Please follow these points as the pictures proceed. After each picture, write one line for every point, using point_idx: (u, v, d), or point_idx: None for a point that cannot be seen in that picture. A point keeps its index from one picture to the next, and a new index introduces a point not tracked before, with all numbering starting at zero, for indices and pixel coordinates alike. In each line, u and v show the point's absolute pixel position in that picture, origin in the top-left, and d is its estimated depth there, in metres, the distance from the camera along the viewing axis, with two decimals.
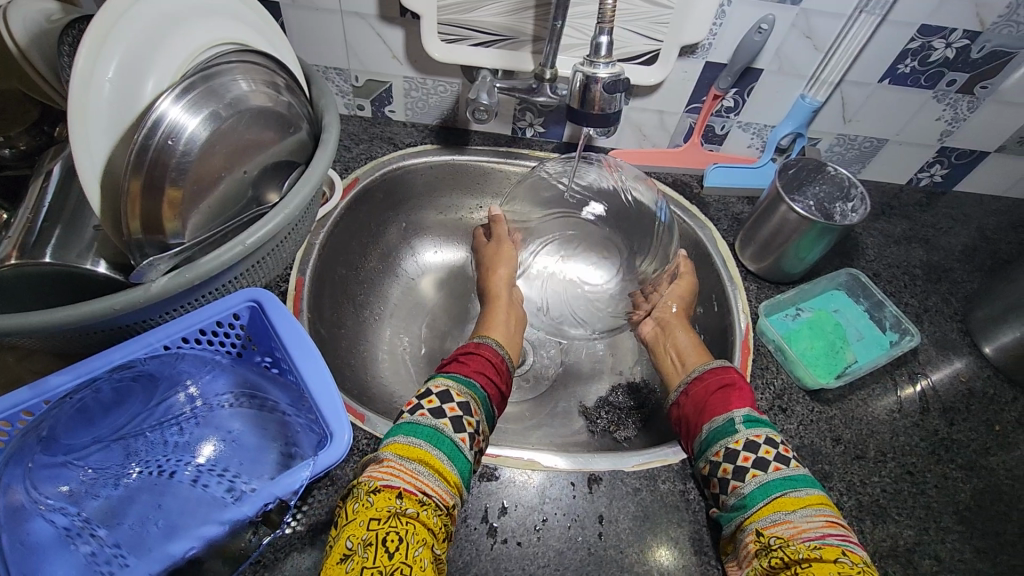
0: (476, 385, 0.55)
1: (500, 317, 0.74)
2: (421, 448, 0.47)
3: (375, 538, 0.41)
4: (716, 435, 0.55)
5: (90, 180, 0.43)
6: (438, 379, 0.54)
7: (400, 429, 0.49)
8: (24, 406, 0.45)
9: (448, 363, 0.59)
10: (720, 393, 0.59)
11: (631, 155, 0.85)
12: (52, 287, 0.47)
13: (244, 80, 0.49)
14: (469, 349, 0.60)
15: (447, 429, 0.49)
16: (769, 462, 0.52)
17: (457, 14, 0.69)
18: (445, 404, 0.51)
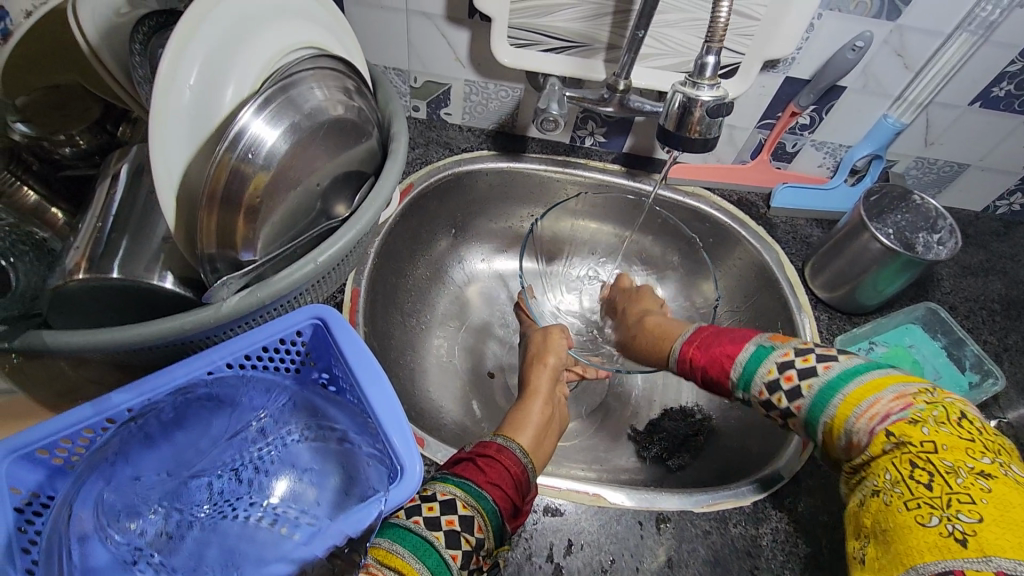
0: (486, 499, 0.46)
1: (537, 415, 0.60)
2: (402, 560, 0.40)
3: None
4: (746, 382, 0.50)
5: (168, 194, 0.41)
6: (445, 484, 0.46)
7: (388, 533, 0.42)
8: (87, 423, 0.44)
9: (462, 462, 0.50)
10: (708, 356, 0.53)
11: (695, 170, 0.81)
12: (116, 299, 0.45)
13: (319, 88, 0.47)
14: (492, 450, 0.51)
15: (439, 542, 0.42)
16: (814, 366, 0.47)
17: (529, 18, 0.66)
18: (443, 516, 0.43)
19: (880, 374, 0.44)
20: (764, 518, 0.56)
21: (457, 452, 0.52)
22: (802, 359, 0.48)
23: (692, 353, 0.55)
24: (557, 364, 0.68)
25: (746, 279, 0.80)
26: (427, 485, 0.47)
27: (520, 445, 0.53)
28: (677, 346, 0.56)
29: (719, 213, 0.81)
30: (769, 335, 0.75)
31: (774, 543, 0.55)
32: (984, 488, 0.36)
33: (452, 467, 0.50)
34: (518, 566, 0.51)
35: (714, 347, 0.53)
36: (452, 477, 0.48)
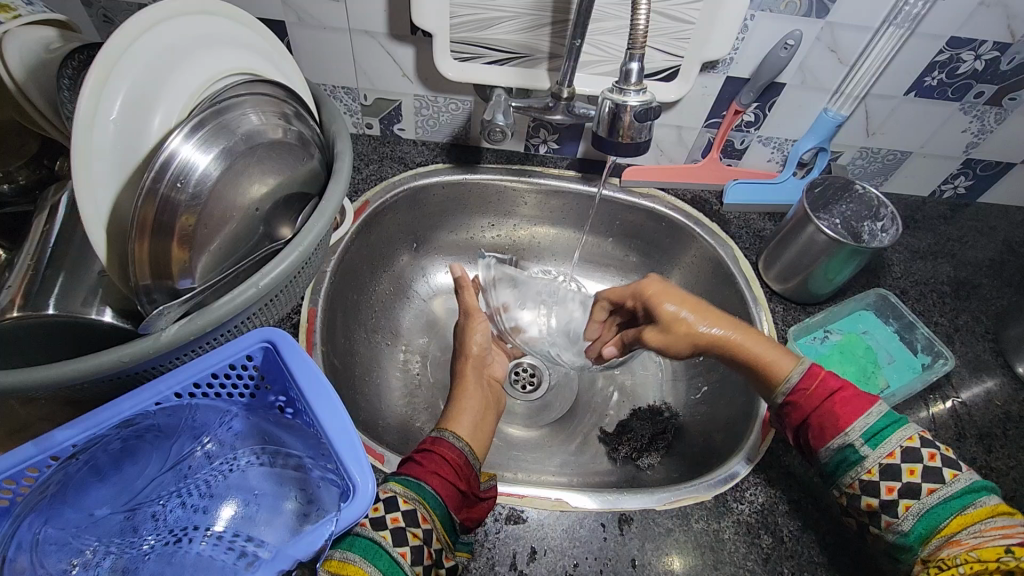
0: (425, 489, 0.48)
1: (470, 402, 0.62)
2: (352, 565, 0.42)
3: None
4: (859, 449, 0.50)
5: (96, 227, 0.41)
6: (388, 484, 0.49)
7: (337, 542, 0.45)
8: (30, 462, 0.43)
9: (403, 462, 0.53)
10: (834, 403, 0.52)
11: (649, 171, 0.82)
12: (56, 335, 0.45)
13: (252, 114, 0.47)
14: (429, 445, 0.54)
15: (386, 541, 0.44)
16: (943, 471, 0.48)
17: (470, 32, 0.67)
18: (388, 514, 0.46)
19: (1000, 505, 0.46)
20: (726, 511, 0.57)
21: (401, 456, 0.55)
22: (929, 457, 0.48)
23: (823, 372, 0.54)
24: (484, 354, 0.69)
25: (703, 276, 0.81)
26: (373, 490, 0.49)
27: (455, 435, 0.55)
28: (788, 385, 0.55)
29: (674, 212, 0.81)
30: None
31: (736, 535, 0.56)
32: None
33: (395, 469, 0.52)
34: None
35: (839, 387, 0.53)
36: (395, 477, 0.50)
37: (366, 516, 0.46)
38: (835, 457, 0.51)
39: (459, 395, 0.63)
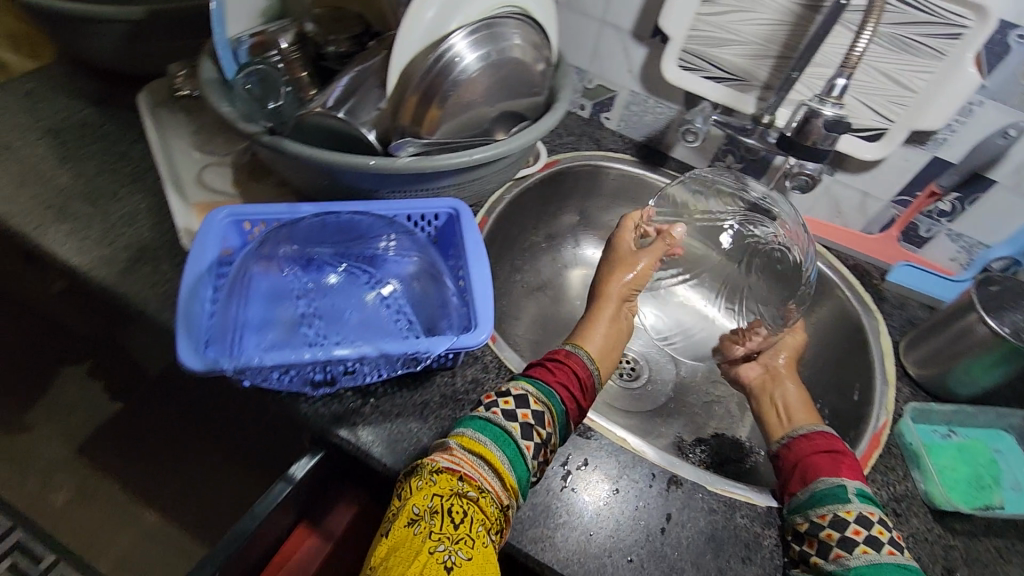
0: (555, 398, 0.55)
1: (597, 321, 0.68)
2: (484, 445, 0.49)
3: (442, 509, 0.45)
4: (827, 497, 0.53)
5: (395, 69, 0.57)
6: (520, 383, 0.56)
7: (471, 424, 0.51)
8: (279, 215, 0.61)
9: (534, 365, 0.60)
10: (830, 457, 0.57)
11: (818, 224, 0.86)
12: (332, 138, 0.62)
13: (518, 40, 0.62)
14: (560, 357, 0.61)
15: (515, 433, 0.51)
16: (883, 544, 0.50)
17: (703, 46, 0.76)
18: (518, 409, 0.53)
19: None
20: (774, 523, 0.58)
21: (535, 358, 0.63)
22: (878, 529, 0.51)
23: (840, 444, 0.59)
24: (630, 284, 0.73)
25: (836, 338, 0.80)
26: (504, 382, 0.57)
27: (586, 352, 0.63)
28: (798, 431, 0.61)
29: (830, 270, 0.82)
30: (844, 392, 0.75)
31: (776, 546, 0.56)
32: None
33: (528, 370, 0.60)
34: None
35: (837, 451, 0.58)
36: (525, 377, 0.58)
37: (498, 404, 0.53)
38: (823, 491, 0.54)
39: (597, 312, 0.69)
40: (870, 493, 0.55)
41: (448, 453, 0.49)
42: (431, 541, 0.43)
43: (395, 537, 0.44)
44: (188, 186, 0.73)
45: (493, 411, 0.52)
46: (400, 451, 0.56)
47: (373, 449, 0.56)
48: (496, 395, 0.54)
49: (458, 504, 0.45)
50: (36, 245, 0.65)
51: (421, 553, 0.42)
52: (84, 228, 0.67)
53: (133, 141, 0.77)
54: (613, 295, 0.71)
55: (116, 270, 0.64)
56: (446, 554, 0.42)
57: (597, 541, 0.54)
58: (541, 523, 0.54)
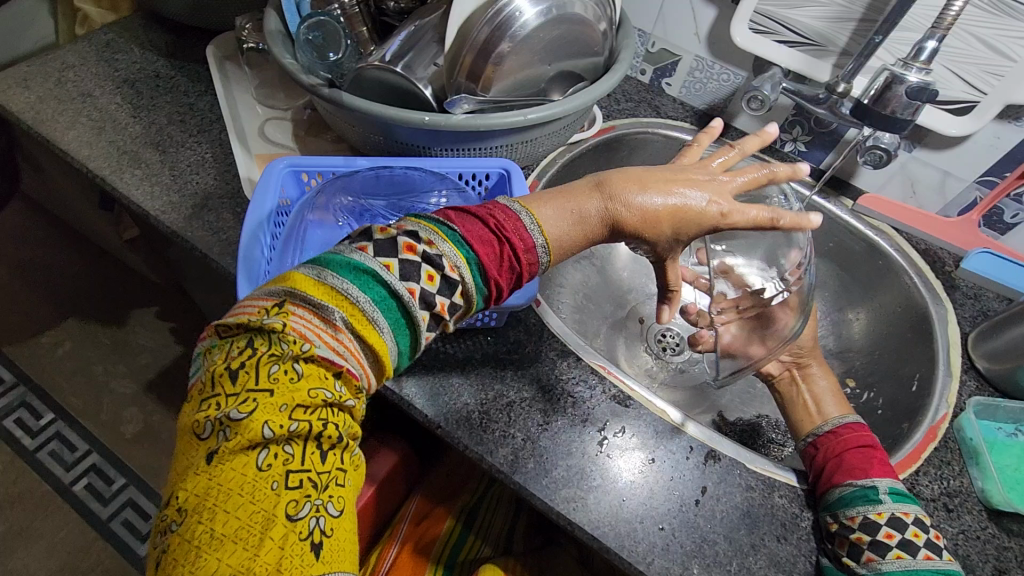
0: (484, 297, 0.44)
1: (593, 205, 0.48)
2: (376, 331, 0.40)
3: (309, 429, 0.37)
4: (857, 497, 0.52)
5: (454, 25, 0.58)
6: (459, 261, 0.42)
7: (372, 293, 0.40)
8: (335, 168, 0.63)
9: (487, 233, 0.44)
10: (862, 453, 0.55)
11: (888, 204, 0.79)
12: (389, 92, 0.62)
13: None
14: (523, 248, 0.45)
15: (422, 324, 0.42)
16: (918, 549, 0.49)
17: (777, 8, 0.72)
18: (439, 298, 0.42)
19: None
20: (813, 506, 0.57)
21: (492, 212, 0.45)
22: (913, 534, 0.49)
23: (870, 436, 0.58)
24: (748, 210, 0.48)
25: (898, 325, 0.76)
26: (439, 241, 0.42)
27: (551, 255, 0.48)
28: (825, 427, 0.59)
29: (898, 253, 0.77)
30: (901, 383, 0.71)
31: (813, 530, 0.55)
32: None
33: (472, 232, 0.43)
34: (572, 421, 0.59)
35: (870, 452, 0.56)
36: (467, 251, 0.43)
37: (417, 280, 0.41)
38: (851, 492, 0.52)
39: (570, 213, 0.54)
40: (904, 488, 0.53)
41: (322, 321, 0.39)
42: (287, 477, 0.36)
43: (229, 471, 0.35)
44: (252, 139, 0.75)
45: (411, 292, 0.40)
46: (442, 404, 0.58)
47: (415, 401, 0.58)
48: (420, 263, 0.41)
49: (330, 430, 0.38)
50: (113, 189, 0.69)
51: (272, 514, 0.35)
52: (156, 175, 0.71)
53: (201, 93, 0.80)
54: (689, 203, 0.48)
55: (185, 216, 0.68)
56: (307, 512, 0.36)
57: (630, 506, 0.55)
58: (575, 484, 0.55)
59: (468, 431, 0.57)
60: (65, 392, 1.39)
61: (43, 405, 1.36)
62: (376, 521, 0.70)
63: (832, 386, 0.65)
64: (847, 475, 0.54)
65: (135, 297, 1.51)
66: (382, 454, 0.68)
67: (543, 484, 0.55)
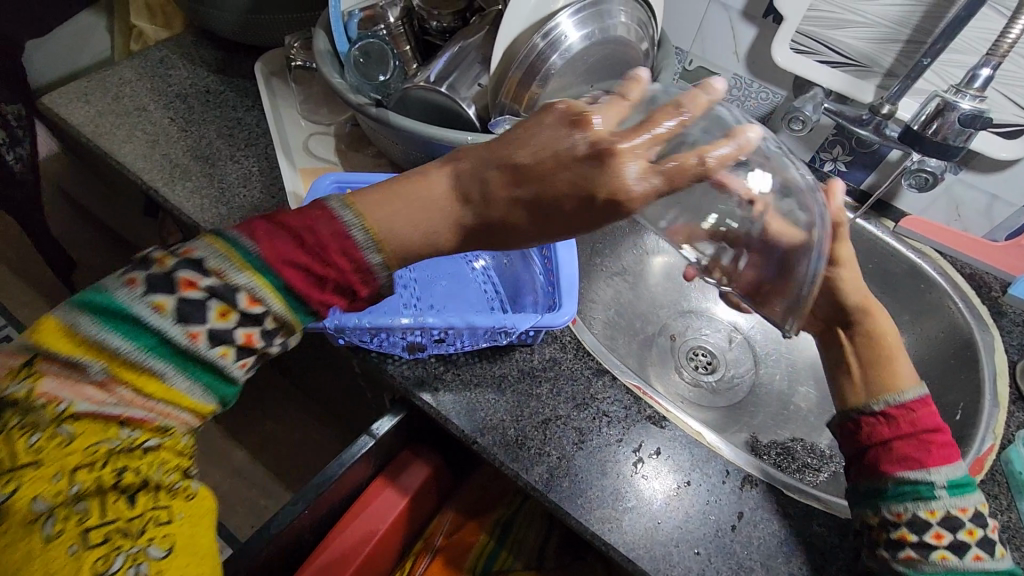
0: (306, 313, 0.39)
1: (447, 201, 0.41)
2: (161, 377, 0.36)
3: (93, 484, 0.34)
4: (909, 493, 0.49)
5: (500, 48, 0.58)
6: (256, 289, 0.37)
7: (134, 339, 0.35)
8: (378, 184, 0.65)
9: (296, 251, 0.38)
10: (920, 440, 0.51)
11: (929, 226, 0.78)
12: (432, 112, 0.64)
13: (622, 17, 0.61)
14: (353, 266, 0.39)
15: (223, 357, 0.37)
16: (970, 548, 0.47)
17: (821, 29, 0.71)
18: (242, 329, 0.37)
19: None
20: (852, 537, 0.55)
21: (313, 229, 0.38)
22: (967, 531, 0.48)
23: (934, 411, 0.53)
24: (646, 178, 0.36)
25: (942, 351, 0.74)
26: (230, 271, 0.37)
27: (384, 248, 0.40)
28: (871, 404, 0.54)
29: (944, 278, 0.75)
30: (944, 411, 0.70)
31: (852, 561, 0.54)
32: None
33: (277, 249, 0.38)
34: (607, 441, 0.59)
35: (932, 432, 0.51)
36: (268, 274, 0.37)
37: (206, 320, 0.36)
38: (901, 486, 0.49)
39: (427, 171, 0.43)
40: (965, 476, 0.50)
41: (83, 381, 0.35)
42: (74, 536, 0.33)
43: (14, 534, 0.32)
44: (296, 153, 0.78)
45: (196, 335, 0.36)
46: (477, 420, 0.59)
47: (451, 416, 0.59)
48: (209, 300, 0.36)
49: (133, 474, 0.35)
50: (165, 200, 0.72)
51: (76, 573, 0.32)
52: (206, 187, 0.74)
53: (248, 108, 0.83)
54: (554, 168, 0.37)
55: (232, 228, 0.70)
56: (122, 563, 0.34)
57: (666, 529, 0.54)
58: (609, 504, 0.55)
59: (504, 448, 0.57)
60: None
61: None
62: (410, 530, 0.72)
63: (875, 341, 0.56)
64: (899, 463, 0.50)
65: None
66: (415, 465, 0.69)
67: (578, 504, 0.55)
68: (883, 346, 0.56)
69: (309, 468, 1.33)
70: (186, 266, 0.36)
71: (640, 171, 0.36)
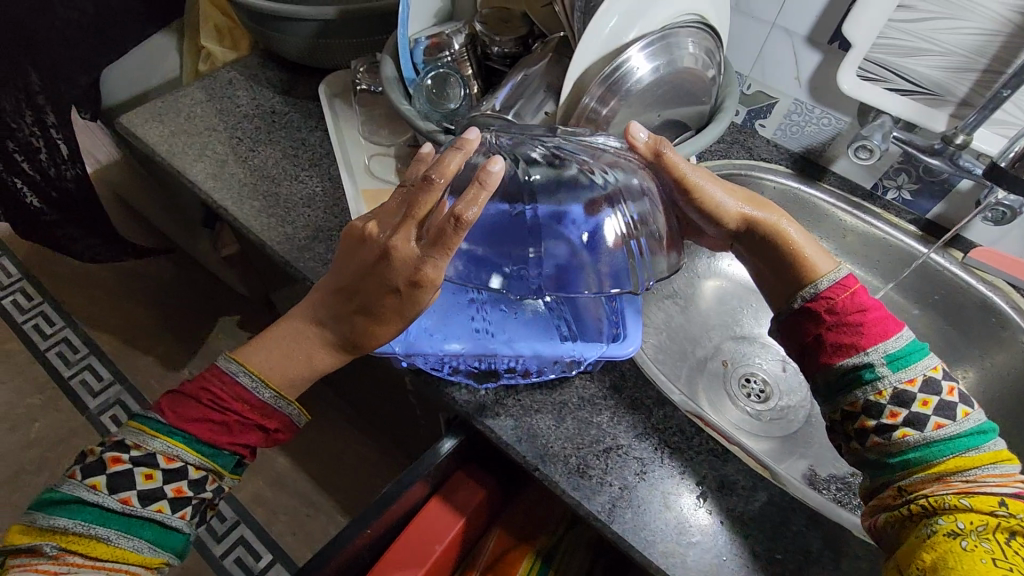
0: (222, 457, 0.51)
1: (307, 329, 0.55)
2: (103, 543, 0.47)
3: None
4: (855, 382, 0.52)
5: (571, 79, 0.59)
6: (173, 450, 0.49)
7: (78, 513, 0.46)
8: None
9: (201, 411, 0.51)
10: (848, 325, 0.53)
11: (1002, 259, 0.72)
12: None
13: (692, 45, 0.61)
14: (248, 407, 0.52)
15: (159, 515, 0.48)
16: (930, 418, 0.50)
17: (891, 56, 0.70)
18: (168, 484, 0.49)
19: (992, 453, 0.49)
20: None
21: (207, 388, 0.52)
22: (923, 403, 0.50)
23: (856, 287, 0.54)
24: (421, 267, 0.47)
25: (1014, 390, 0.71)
26: (148, 443, 0.49)
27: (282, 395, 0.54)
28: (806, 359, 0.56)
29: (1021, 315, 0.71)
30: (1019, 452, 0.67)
31: None
32: (986, 549, 0.43)
33: (182, 415, 0.50)
34: (670, 472, 0.58)
35: (859, 313, 0.53)
36: (182, 436, 0.50)
37: (134, 482, 0.48)
38: (844, 376, 0.53)
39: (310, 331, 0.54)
40: (908, 342, 0.52)
41: (42, 558, 0.46)
42: None
43: None
44: (359, 174, 0.80)
45: (127, 500, 0.47)
46: (539, 446, 0.59)
47: (512, 443, 0.59)
48: (133, 468, 0.48)
49: None
50: (235, 219, 0.75)
51: None
52: (273, 206, 0.76)
53: (312, 128, 0.85)
54: (372, 293, 0.50)
55: (298, 246, 0.72)
56: None
57: (731, 566, 0.54)
58: (672, 538, 0.55)
59: (567, 476, 0.57)
60: (155, 393, 1.47)
61: (135, 405, 1.45)
62: (465, 550, 0.72)
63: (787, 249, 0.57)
64: (844, 354, 0.53)
65: (222, 306, 1.61)
66: (468, 486, 0.70)
67: (642, 537, 0.55)
68: (796, 252, 0.57)
69: (349, 478, 1.34)
70: (112, 448, 0.49)
71: (415, 254, 0.47)
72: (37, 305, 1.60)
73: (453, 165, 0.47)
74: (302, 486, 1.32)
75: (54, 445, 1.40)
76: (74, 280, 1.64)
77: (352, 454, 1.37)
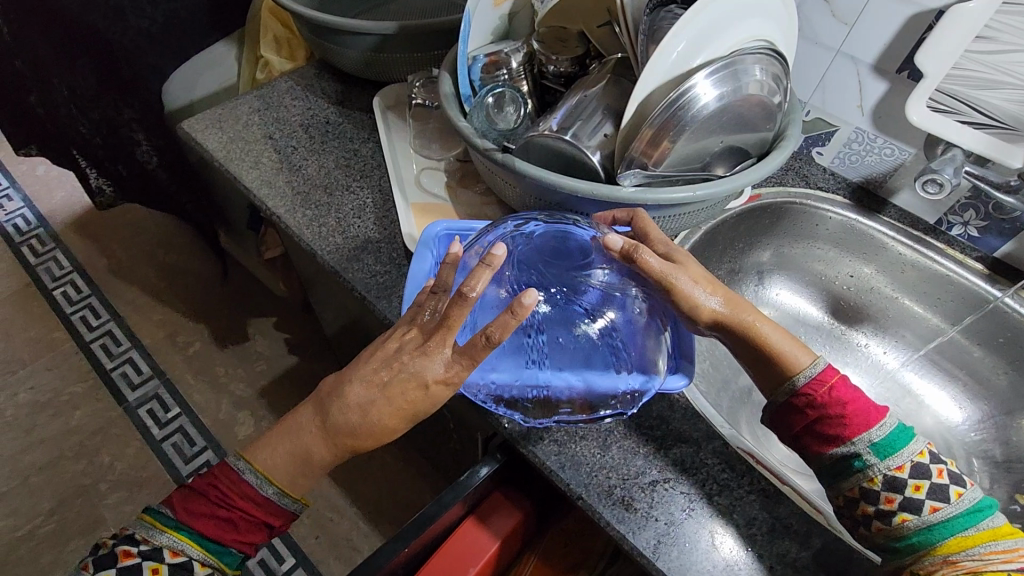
0: (227, 553, 0.54)
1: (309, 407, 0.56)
2: None
3: None
4: (843, 471, 0.50)
5: (634, 104, 0.59)
6: (181, 544, 0.51)
7: None
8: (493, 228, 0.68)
9: (209, 506, 0.54)
10: (833, 415, 0.51)
11: None
12: (555, 159, 0.65)
13: (758, 70, 0.59)
14: (250, 502, 0.55)
15: None
16: (925, 502, 0.48)
17: (965, 88, 0.67)
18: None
19: (996, 527, 0.47)
20: None
21: (213, 484, 0.55)
22: (914, 487, 0.48)
23: (834, 380, 0.52)
24: (453, 368, 0.50)
25: None
26: (156, 538, 0.51)
27: (278, 488, 0.55)
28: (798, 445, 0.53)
29: None
30: None
31: None
32: None
33: (189, 511, 0.53)
34: (721, 508, 0.56)
35: (844, 399, 0.51)
36: (189, 531, 0.52)
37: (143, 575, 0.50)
38: (836, 465, 0.51)
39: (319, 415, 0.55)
40: (893, 426, 0.50)
41: None
42: None
43: None
44: (409, 187, 0.80)
45: None
46: (583, 474, 0.58)
47: (557, 471, 0.58)
48: (144, 561, 0.51)
49: None
50: (288, 226, 0.76)
51: None
52: (325, 216, 0.77)
53: (365, 139, 0.87)
54: (398, 382, 0.50)
55: (347, 257, 0.73)
56: None
57: None
58: None
59: (610, 508, 0.56)
60: (191, 388, 1.50)
61: (171, 399, 1.48)
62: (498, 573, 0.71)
63: (765, 349, 0.55)
64: (834, 441, 0.50)
65: (260, 306, 1.64)
66: (505, 509, 0.68)
67: None
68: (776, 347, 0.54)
69: (372, 484, 1.33)
70: (124, 540, 0.52)
71: (448, 357, 0.50)
72: (86, 296, 1.65)
73: (480, 286, 0.46)
74: (327, 491, 1.32)
75: (93, 433, 1.44)
76: (123, 274, 1.70)
77: (377, 460, 1.36)
